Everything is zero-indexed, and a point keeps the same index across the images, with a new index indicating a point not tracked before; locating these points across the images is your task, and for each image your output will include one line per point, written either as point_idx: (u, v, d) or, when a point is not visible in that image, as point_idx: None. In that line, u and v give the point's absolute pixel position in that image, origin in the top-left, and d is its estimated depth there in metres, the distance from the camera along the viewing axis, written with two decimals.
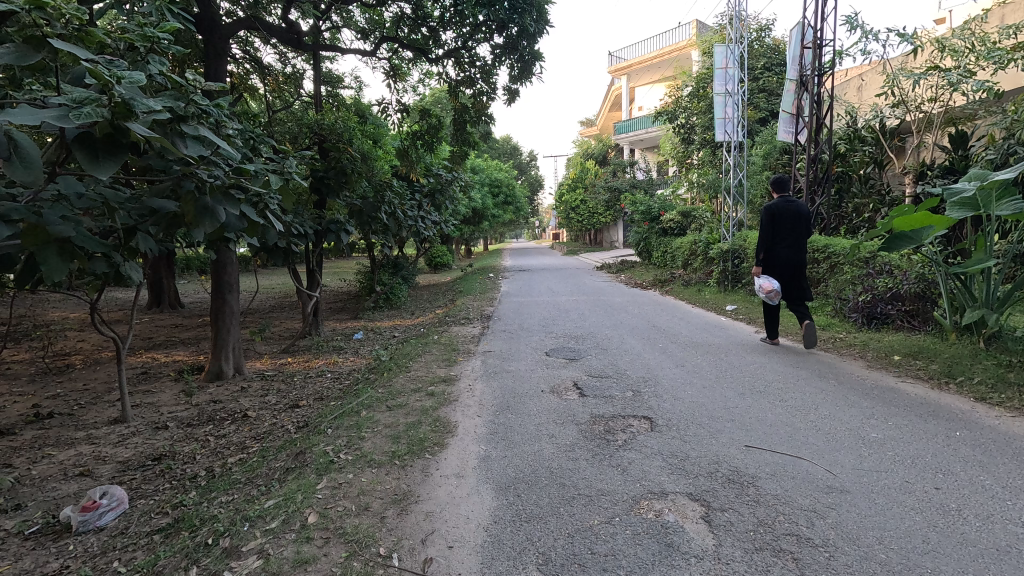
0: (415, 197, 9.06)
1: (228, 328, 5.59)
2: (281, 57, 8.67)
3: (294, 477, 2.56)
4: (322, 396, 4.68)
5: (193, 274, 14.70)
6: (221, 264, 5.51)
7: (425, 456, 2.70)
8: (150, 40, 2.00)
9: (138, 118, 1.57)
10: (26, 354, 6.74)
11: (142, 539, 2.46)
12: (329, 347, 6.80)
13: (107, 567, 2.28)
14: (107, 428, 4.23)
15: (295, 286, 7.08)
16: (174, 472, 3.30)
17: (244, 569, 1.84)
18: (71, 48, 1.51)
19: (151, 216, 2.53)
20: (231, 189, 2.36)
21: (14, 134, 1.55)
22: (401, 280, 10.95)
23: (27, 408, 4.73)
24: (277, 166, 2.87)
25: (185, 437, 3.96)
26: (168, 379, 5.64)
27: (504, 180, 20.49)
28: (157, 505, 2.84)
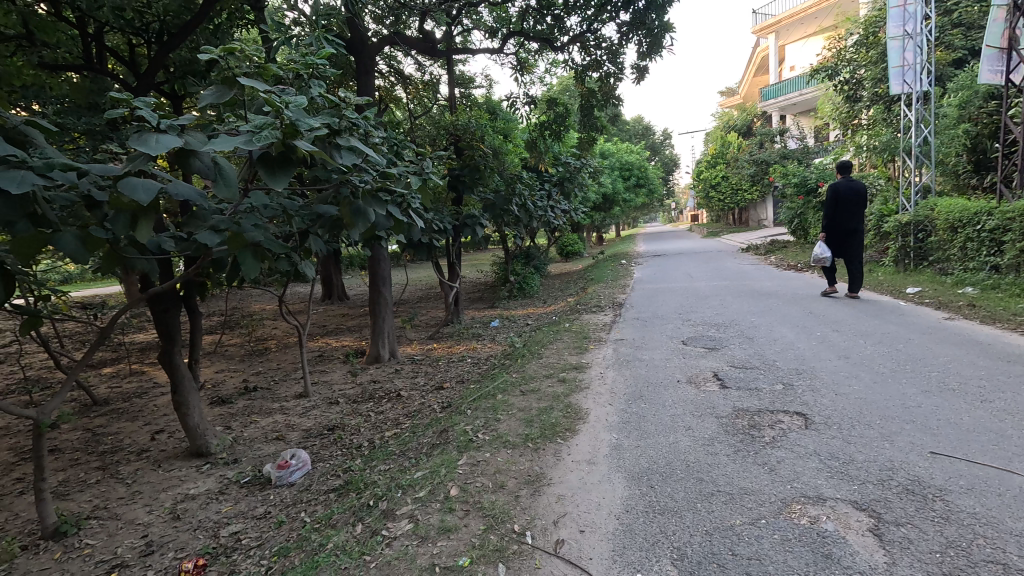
0: (544, 187, 9.18)
1: (383, 317, 6.26)
2: (419, 66, 9.38)
3: (439, 452, 2.80)
4: (463, 379, 5.03)
5: (355, 270, 16.74)
6: (375, 259, 6.21)
7: (556, 440, 2.76)
8: (311, 66, 2.29)
9: (303, 135, 1.82)
10: (238, 339, 8.31)
11: (321, 496, 2.90)
12: (469, 334, 7.25)
13: (296, 516, 2.73)
14: (294, 401, 5.04)
15: (438, 278, 7.66)
16: (344, 441, 3.83)
17: (398, 531, 2.06)
18: (252, 82, 1.79)
19: (319, 220, 2.93)
20: (379, 192, 2.62)
21: (219, 160, 1.90)
22: (534, 269, 11.21)
23: (240, 382, 5.86)
24: (418, 167, 3.11)
25: (352, 411, 4.57)
26: (338, 361, 6.52)
27: (636, 162, 19.72)
28: (332, 468, 3.32)
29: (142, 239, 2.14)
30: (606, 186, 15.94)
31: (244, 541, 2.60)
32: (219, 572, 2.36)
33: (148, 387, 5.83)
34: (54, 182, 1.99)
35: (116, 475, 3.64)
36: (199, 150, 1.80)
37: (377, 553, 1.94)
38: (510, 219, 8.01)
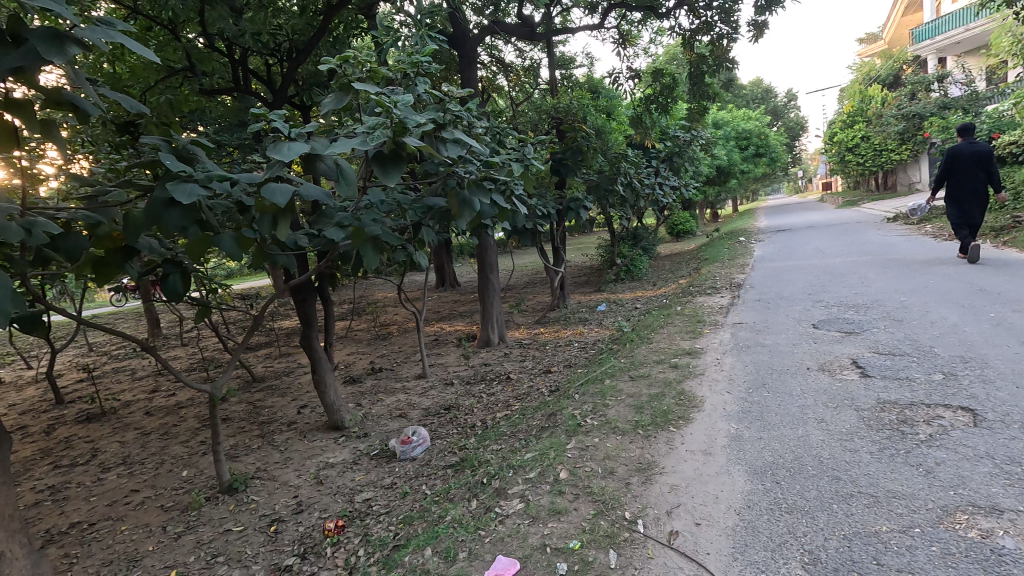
0: (651, 164, 8.75)
1: (491, 303, 6.47)
2: (520, 52, 9.40)
3: (548, 435, 2.84)
4: (571, 363, 5.04)
5: (465, 258, 17.48)
6: (482, 247, 6.45)
7: (669, 428, 2.65)
8: (417, 64, 2.38)
9: (411, 131, 1.91)
10: (365, 324, 9.13)
11: (439, 471, 3.10)
12: (576, 318, 7.23)
13: (418, 488, 2.95)
14: (414, 381, 5.43)
15: (543, 263, 7.72)
16: (459, 420, 4.04)
17: (511, 509, 2.13)
18: (365, 85, 1.91)
19: (429, 212, 3.09)
20: (483, 181, 2.69)
21: (340, 162, 2.06)
22: (641, 250, 10.83)
23: (367, 363, 6.44)
24: (520, 153, 3.14)
25: (466, 392, 4.81)
26: (452, 345, 6.88)
27: (755, 129, 18.01)
28: (449, 445, 3.53)
29: (282, 237, 2.42)
30: (720, 158, 14.80)
31: (375, 507, 2.87)
32: (355, 533, 2.64)
33: (294, 367, 6.65)
34: (214, 192, 2.32)
35: (271, 443, 4.22)
36: (324, 152, 1.96)
37: (491, 529, 2.03)
38: (616, 200, 7.78)
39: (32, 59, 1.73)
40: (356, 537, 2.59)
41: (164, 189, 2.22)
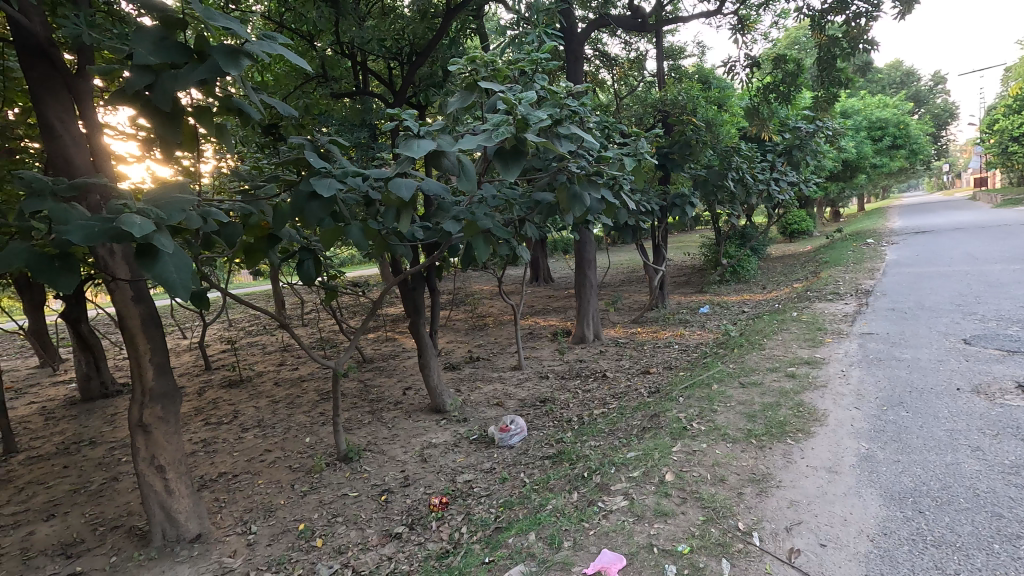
0: (766, 158, 8.14)
1: (587, 299, 6.44)
2: (626, 45, 9.21)
3: (651, 436, 2.78)
4: (671, 365, 4.87)
5: (560, 254, 17.57)
6: (581, 243, 6.45)
7: (787, 441, 2.48)
8: (536, 61, 2.42)
9: (532, 128, 1.94)
10: (464, 314, 9.51)
11: (537, 461, 3.17)
12: (676, 319, 6.97)
13: (517, 475, 3.04)
14: (510, 372, 5.57)
15: (642, 261, 7.52)
16: (555, 413, 4.08)
17: (614, 505, 2.13)
18: (490, 84, 1.97)
19: (537, 207, 3.14)
20: (594, 176, 2.68)
21: (461, 158, 2.16)
22: (750, 251, 10.14)
23: (465, 352, 6.72)
24: (631, 148, 3.07)
25: (561, 386, 4.85)
26: (547, 340, 6.94)
27: (892, 118, 16.02)
28: (546, 437, 3.59)
29: (403, 229, 2.60)
30: (848, 151, 13.34)
31: (476, 489, 3.00)
32: (458, 511, 2.78)
33: (399, 351, 7.11)
34: (348, 187, 2.55)
35: (380, 419, 4.57)
36: (448, 150, 2.05)
37: (595, 523, 2.04)
38: (725, 197, 7.35)
39: (212, 72, 2.00)
40: (460, 515, 2.73)
41: (307, 184, 2.48)
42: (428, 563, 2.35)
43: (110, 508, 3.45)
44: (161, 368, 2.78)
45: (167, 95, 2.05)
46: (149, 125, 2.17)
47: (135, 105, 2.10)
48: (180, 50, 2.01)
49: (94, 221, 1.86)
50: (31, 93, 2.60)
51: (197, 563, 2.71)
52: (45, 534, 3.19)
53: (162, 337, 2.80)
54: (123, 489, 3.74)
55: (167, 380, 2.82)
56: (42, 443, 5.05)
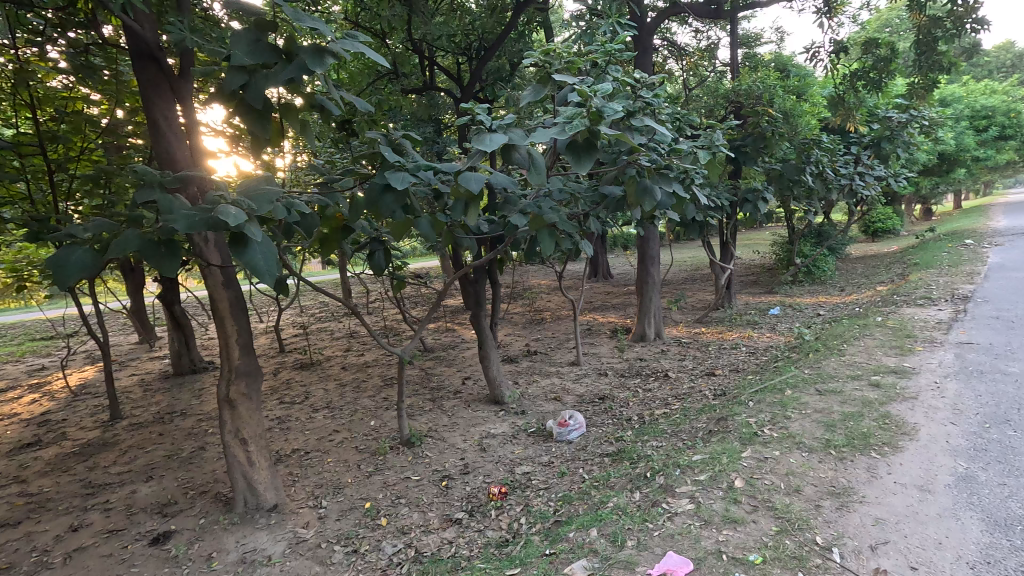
0: (850, 151, 7.58)
1: (650, 297, 6.30)
2: (698, 33, 8.85)
3: (718, 440, 2.68)
4: (738, 368, 4.67)
5: (620, 250, 17.24)
6: (644, 239, 6.34)
7: (871, 454, 2.32)
8: (610, 52, 2.37)
9: (606, 120, 1.91)
10: (522, 308, 9.57)
11: (596, 458, 3.14)
12: (743, 320, 6.67)
13: (575, 471, 3.04)
14: (568, 368, 5.55)
15: (708, 258, 7.24)
16: (614, 411, 4.03)
17: (679, 508, 2.08)
18: (564, 77, 1.96)
19: (604, 201, 3.09)
20: (666, 170, 2.60)
21: (532, 151, 2.15)
22: (827, 250, 9.51)
23: (523, 346, 6.76)
24: (705, 140, 2.95)
25: (621, 384, 4.77)
26: (605, 336, 6.86)
27: (1000, 105, 14.42)
28: (605, 435, 3.56)
29: (470, 222, 2.64)
30: (945, 143, 12.16)
31: (534, 481, 3.02)
32: (517, 502, 2.82)
33: (459, 341, 7.26)
34: (420, 181, 2.62)
35: (441, 407, 4.70)
36: (520, 143, 2.05)
37: (659, 524, 2.00)
38: (801, 192, 6.92)
39: (299, 71, 2.11)
40: (518, 506, 2.77)
41: (382, 177, 2.57)
42: (488, 551, 2.40)
43: (199, 474, 3.76)
44: (245, 348, 3.00)
45: (259, 93, 2.19)
46: (241, 123, 2.33)
47: (230, 103, 2.26)
48: (272, 51, 2.14)
49: (195, 211, 2.03)
50: (141, 93, 2.87)
51: (274, 530, 2.90)
52: (145, 494, 3.54)
53: (247, 318, 3.01)
54: (210, 458, 4.07)
55: (251, 359, 3.03)
56: (142, 412, 5.59)
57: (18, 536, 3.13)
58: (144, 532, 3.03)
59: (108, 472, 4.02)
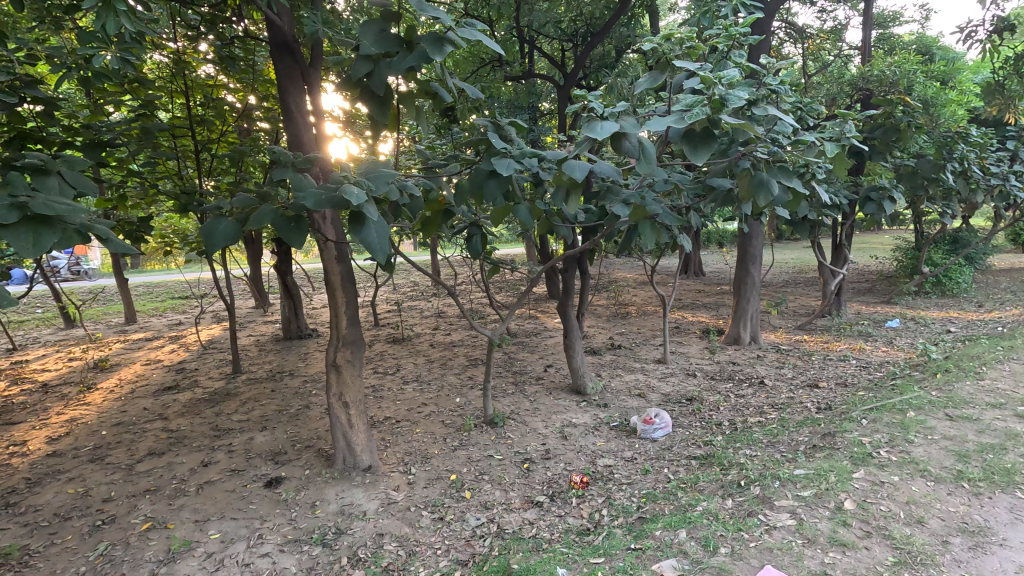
0: (1005, 146, 6.58)
1: (747, 298, 5.95)
2: (822, 14, 8.10)
3: (823, 456, 2.50)
4: (846, 382, 4.29)
5: (715, 247, 16.35)
6: (746, 237, 5.98)
7: (1014, 494, 2.06)
8: (733, 36, 2.25)
9: (728, 109, 1.82)
10: (606, 300, 9.43)
11: (682, 460, 3.07)
12: (854, 331, 6.09)
13: (660, 470, 2.98)
14: (654, 365, 5.41)
15: (818, 261, 6.67)
16: (703, 414, 3.87)
17: (778, 522, 1.98)
18: (686, 63, 1.88)
19: (711, 195, 2.96)
20: (786, 164, 2.43)
21: (643, 140, 2.09)
22: (963, 260, 8.38)
23: (607, 338, 6.67)
24: (834, 131, 2.70)
25: (710, 387, 4.57)
26: (694, 336, 6.57)
27: None
28: (692, 437, 3.44)
29: (571, 211, 2.62)
30: None
31: (617, 474, 3.01)
32: (599, 493, 2.82)
33: (542, 329, 7.33)
34: (523, 168, 2.65)
35: (523, 392, 4.78)
36: (631, 132, 1.99)
37: (756, 536, 1.93)
38: (937, 192, 6.14)
39: (419, 59, 2.21)
40: (600, 498, 2.77)
41: (488, 162, 2.63)
42: (569, 536, 2.43)
43: (305, 429, 4.15)
44: (352, 318, 3.23)
45: (382, 81, 2.33)
46: (364, 109, 2.49)
47: (356, 90, 2.42)
48: (396, 40, 2.25)
49: (321, 190, 2.21)
50: (277, 81, 3.15)
51: (368, 488, 3.13)
52: (261, 441, 3.97)
53: (355, 291, 3.23)
54: (313, 416, 4.46)
55: (356, 329, 3.26)
56: (257, 369, 6.25)
57: (162, 465, 3.64)
58: (260, 474, 3.40)
59: (231, 419, 4.56)
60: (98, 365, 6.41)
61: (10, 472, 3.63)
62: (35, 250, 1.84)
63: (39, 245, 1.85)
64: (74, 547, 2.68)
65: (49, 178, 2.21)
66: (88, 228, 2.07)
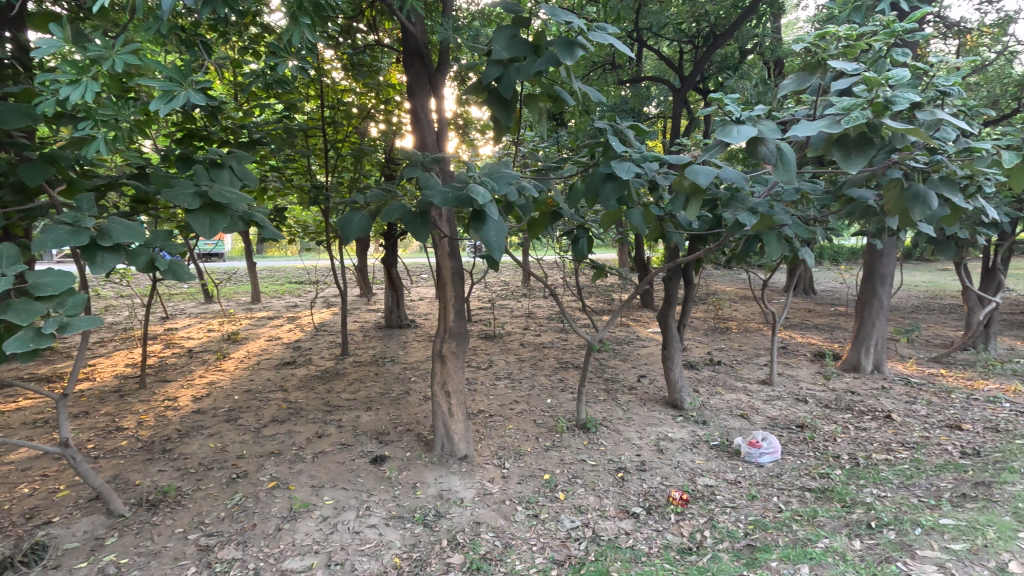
0: None
1: (873, 322, 5.40)
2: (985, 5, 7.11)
3: (976, 508, 2.32)
4: (997, 426, 3.73)
5: (829, 264, 14.93)
6: (877, 254, 5.40)
7: None
8: (897, 31, 2.04)
9: (891, 114, 1.66)
10: (704, 313, 8.99)
11: (794, 490, 2.87)
12: (1006, 369, 5.27)
13: (768, 497, 2.82)
14: (758, 386, 5.05)
15: (963, 285, 5.86)
16: (817, 444, 3.56)
17: (923, 573, 1.93)
18: (844, 64, 1.75)
19: (850, 207, 2.72)
20: (949, 176, 2.18)
21: (782, 145, 1.95)
22: None
23: (705, 353, 6.36)
24: (1013, 137, 2.36)
25: (825, 415, 4.19)
26: (805, 359, 6.06)
27: None
28: (805, 467, 3.19)
29: (688, 218, 2.51)
30: None
31: (720, 496, 2.87)
32: (700, 513, 2.71)
33: (635, 338, 7.14)
34: (642, 171, 2.58)
35: (615, 400, 4.69)
36: (771, 137, 1.87)
37: None
38: None
39: (548, 63, 2.23)
40: (702, 518, 2.67)
41: (605, 166, 2.59)
42: (669, 553, 2.38)
43: (405, 414, 4.39)
44: (459, 312, 3.37)
45: (510, 85, 2.40)
46: (490, 112, 2.57)
47: (485, 94, 2.51)
48: (526, 45, 2.30)
49: (448, 188, 2.32)
50: (406, 86, 3.38)
51: (465, 476, 3.24)
52: (367, 420, 4.27)
53: (463, 287, 3.36)
54: (412, 402, 4.71)
55: (461, 323, 3.40)
56: (362, 353, 6.72)
57: (283, 431, 4.04)
58: (366, 451, 3.66)
59: (340, 396, 4.95)
60: (231, 337, 7.26)
61: (166, 422, 4.22)
62: (209, 231, 2.13)
63: (214, 228, 2.14)
64: (215, 494, 3.05)
65: (223, 170, 2.54)
66: (249, 216, 2.34)
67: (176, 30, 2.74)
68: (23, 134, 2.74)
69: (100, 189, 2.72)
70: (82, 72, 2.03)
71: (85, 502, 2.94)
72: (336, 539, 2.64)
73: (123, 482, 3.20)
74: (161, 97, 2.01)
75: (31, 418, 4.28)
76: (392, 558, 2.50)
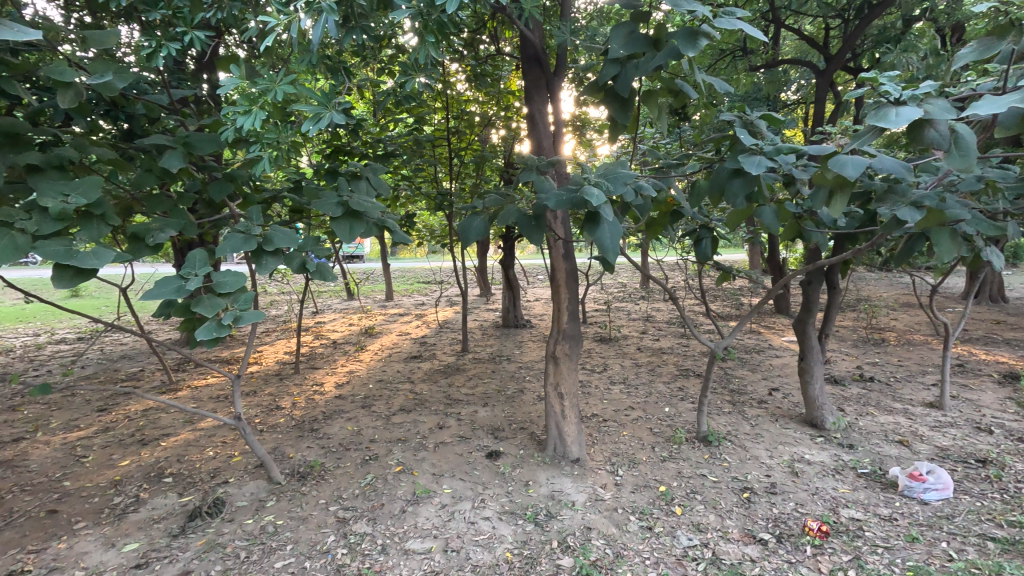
0: None
1: None
2: None
3: None
4: None
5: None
6: None
7: None
8: None
9: None
10: (853, 321, 7.92)
11: (971, 538, 2.42)
12: None
13: (934, 542, 2.42)
14: (923, 409, 4.31)
15: None
16: (1005, 484, 2.94)
17: None
18: None
19: None
20: None
21: (955, 125, 1.64)
22: None
23: (854, 367, 5.59)
24: None
25: (1017, 451, 3.44)
26: (990, 380, 5.04)
27: None
28: (988, 511, 2.66)
29: (833, 214, 2.22)
30: None
31: (869, 533, 2.52)
32: (842, 549, 2.41)
33: (766, 346, 6.52)
34: (776, 165, 2.34)
35: (742, 413, 4.33)
36: (942, 118, 1.58)
37: None
38: None
39: (668, 57, 2.13)
40: (845, 555, 2.37)
41: (733, 160, 2.39)
42: None
43: (519, 412, 4.49)
44: (572, 314, 3.36)
45: (627, 83, 2.34)
46: (607, 111, 2.53)
47: (601, 93, 2.48)
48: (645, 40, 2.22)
49: (563, 190, 2.32)
50: (524, 92, 3.45)
51: (577, 480, 3.23)
52: (484, 416, 4.44)
53: (578, 288, 3.35)
54: (527, 401, 4.81)
55: (575, 325, 3.39)
56: (481, 350, 7.01)
57: (409, 420, 4.37)
58: (482, 445, 3.81)
59: (460, 391, 5.22)
60: (368, 331, 8.04)
61: (314, 405, 4.81)
62: (349, 236, 2.38)
63: (353, 233, 2.38)
64: (351, 472, 3.40)
65: (361, 181, 2.83)
66: (382, 222, 2.56)
67: (325, 60, 3.11)
68: (213, 159, 3.31)
69: (267, 202, 3.19)
70: (253, 103, 2.40)
71: (252, 467, 3.47)
72: (453, 527, 2.79)
73: (280, 454, 3.71)
74: (312, 119, 2.30)
75: (215, 393, 5.15)
76: (504, 552, 2.58)
